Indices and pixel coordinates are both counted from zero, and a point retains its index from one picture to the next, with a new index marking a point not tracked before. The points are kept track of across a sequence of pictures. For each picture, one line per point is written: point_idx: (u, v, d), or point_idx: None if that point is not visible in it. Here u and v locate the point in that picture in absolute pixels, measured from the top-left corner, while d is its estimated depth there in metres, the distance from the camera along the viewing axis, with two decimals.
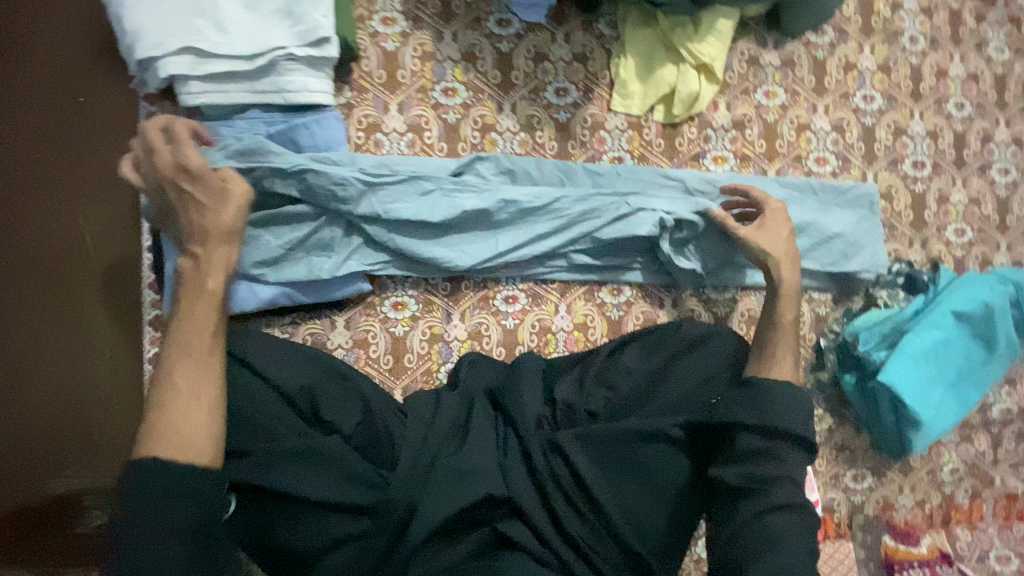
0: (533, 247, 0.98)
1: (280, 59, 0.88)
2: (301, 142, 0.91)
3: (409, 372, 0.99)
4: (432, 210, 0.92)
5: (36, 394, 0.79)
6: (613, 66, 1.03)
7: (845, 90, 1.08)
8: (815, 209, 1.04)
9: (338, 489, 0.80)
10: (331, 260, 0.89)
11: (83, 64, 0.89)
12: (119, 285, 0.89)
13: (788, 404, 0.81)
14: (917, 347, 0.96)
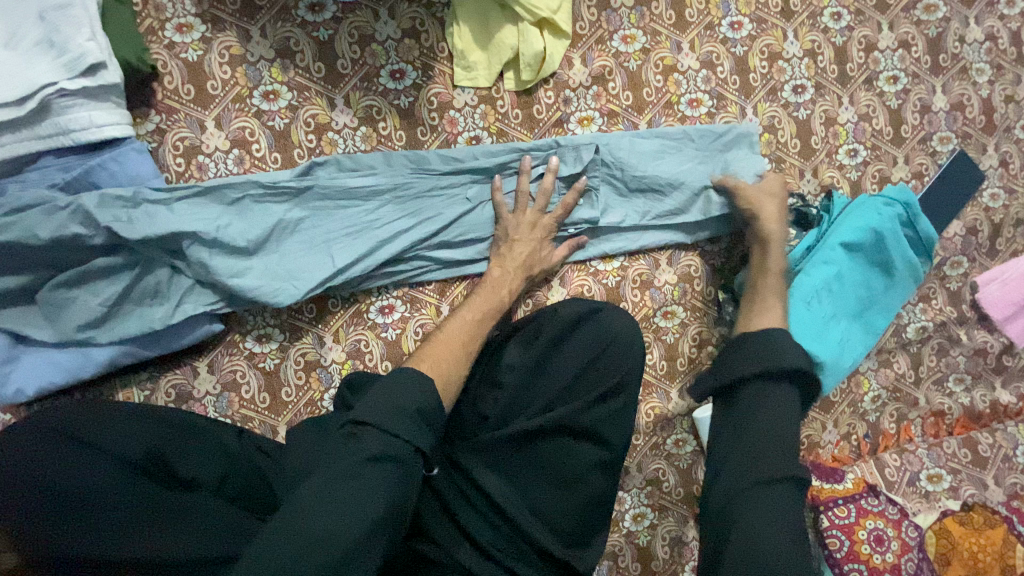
0: (382, 250, 0.90)
1: (52, 97, 0.78)
2: (105, 184, 0.81)
3: (290, 406, 0.93)
4: (260, 228, 0.85)
5: None
6: (449, 37, 0.93)
7: (709, 20, 0.99)
8: (691, 159, 0.97)
9: (200, 544, 0.70)
10: (163, 308, 0.82)
11: None
12: None
13: (779, 345, 0.78)
14: (808, 287, 0.92)
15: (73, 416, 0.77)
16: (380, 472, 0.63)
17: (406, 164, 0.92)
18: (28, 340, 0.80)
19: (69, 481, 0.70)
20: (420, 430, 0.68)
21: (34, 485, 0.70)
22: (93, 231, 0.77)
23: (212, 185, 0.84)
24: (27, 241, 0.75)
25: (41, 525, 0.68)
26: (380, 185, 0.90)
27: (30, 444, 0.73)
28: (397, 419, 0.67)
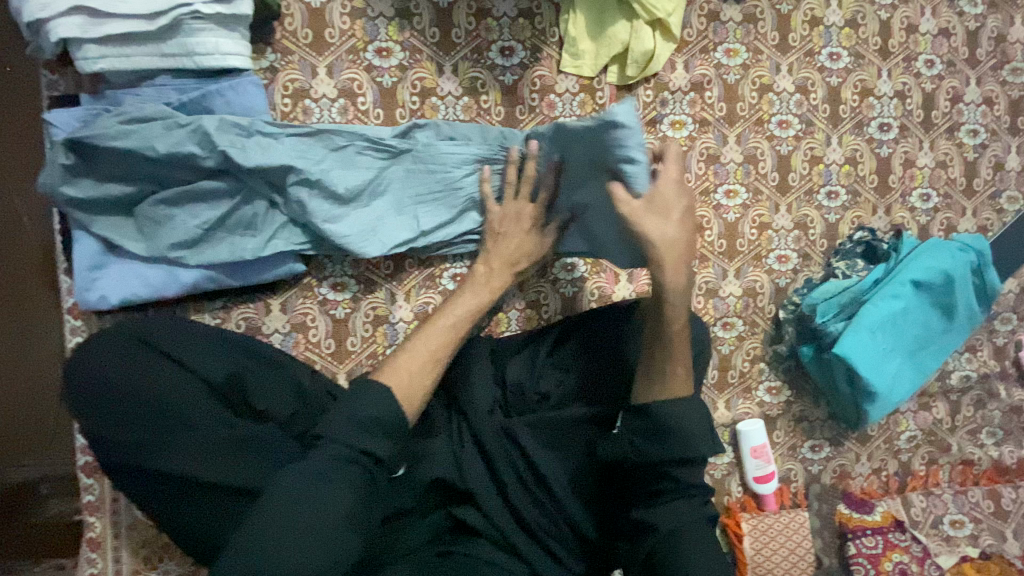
0: (465, 222, 0.92)
1: (184, 18, 0.79)
2: (220, 112, 0.83)
3: (353, 356, 0.95)
4: (356, 179, 0.86)
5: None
6: (562, 22, 0.95)
7: (810, 47, 1.02)
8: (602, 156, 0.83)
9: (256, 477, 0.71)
10: (255, 240, 0.83)
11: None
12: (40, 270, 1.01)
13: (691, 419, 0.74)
14: (875, 318, 0.94)
15: (159, 326, 0.77)
16: (347, 476, 0.59)
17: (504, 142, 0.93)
18: (119, 252, 0.81)
19: (154, 389, 0.72)
20: (379, 439, 0.63)
21: (122, 388, 0.72)
22: (206, 152, 0.78)
23: (321, 129, 0.85)
24: (144, 152, 0.76)
25: (115, 426, 0.71)
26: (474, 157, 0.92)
27: (117, 345, 0.74)
28: (340, 433, 0.61)
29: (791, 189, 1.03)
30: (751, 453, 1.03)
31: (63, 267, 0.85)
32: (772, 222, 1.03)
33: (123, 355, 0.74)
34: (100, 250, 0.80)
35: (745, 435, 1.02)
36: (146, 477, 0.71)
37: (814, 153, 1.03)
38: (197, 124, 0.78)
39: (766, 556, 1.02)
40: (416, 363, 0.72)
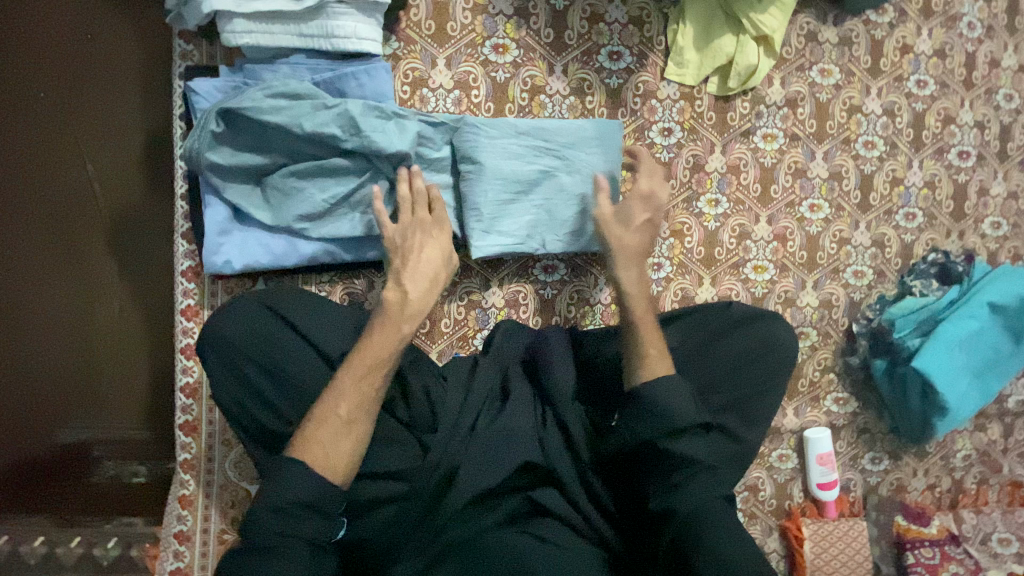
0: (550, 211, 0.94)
1: (329, 2, 0.83)
2: (352, 94, 0.87)
3: (445, 336, 1.01)
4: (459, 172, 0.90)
5: (64, 349, 1.07)
6: (670, 32, 0.99)
7: (899, 73, 1.06)
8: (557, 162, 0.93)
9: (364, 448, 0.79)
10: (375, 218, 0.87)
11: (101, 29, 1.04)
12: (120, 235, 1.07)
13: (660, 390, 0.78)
14: (953, 335, 0.98)
15: (284, 295, 0.80)
16: (292, 556, 0.61)
17: (590, 142, 0.94)
18: (245, 220, 0.85)
19: (282, 359, 0.76)
20: (312, 518, 0.63)
21: (251, 353, 0.76)
22: (345, 136, 0.82)
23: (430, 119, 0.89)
24: (290, 126, 0.80)
25: (239, 389, 0.76)
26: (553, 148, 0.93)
27: (249, 311, 0.77)
28: (262, 525, 0.62)
29: (872, 208, 1.07)
30: (817, 460, 1.06)
31: (184, 230, 0.89)
32: (851, 238, 1.07)
33: (254, 320, 0.77)
34: (228, 216, 0.84)
35: (812, 443, 1.05)
36: (263, 441, 0.77)
37: (895, 174, 1.07)
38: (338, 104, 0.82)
39: (824, 561, 1.05)
40: (330, 420, 0.67)
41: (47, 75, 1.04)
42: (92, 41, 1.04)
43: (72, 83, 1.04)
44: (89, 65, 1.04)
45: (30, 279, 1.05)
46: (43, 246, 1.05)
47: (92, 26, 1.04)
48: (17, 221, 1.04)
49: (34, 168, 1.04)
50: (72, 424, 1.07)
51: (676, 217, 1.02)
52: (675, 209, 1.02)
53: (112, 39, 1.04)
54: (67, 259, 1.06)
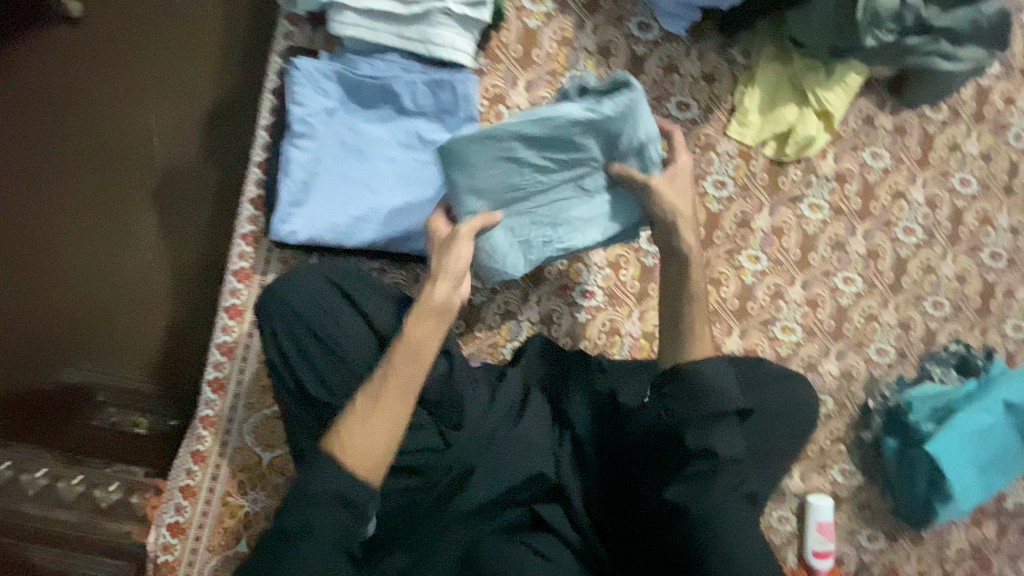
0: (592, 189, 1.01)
1: (435, 12, 0.88)
2: (443, 98, 0.92)
3: (477, 340, 1.03)
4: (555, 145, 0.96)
5: (90, 292, 1.23)
6: (738, 93, 1.04)
7: (945, 169, 1.12)
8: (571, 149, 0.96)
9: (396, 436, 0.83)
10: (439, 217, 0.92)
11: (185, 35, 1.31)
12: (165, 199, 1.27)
13: (715, 385, 0.78)
14: (966, 426, 1.01)
15: (345, 273, 0.84)
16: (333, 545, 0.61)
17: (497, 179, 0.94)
18: (314, 194, 0.88)
19: (331, 331, 0.80)
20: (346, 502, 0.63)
21: (303, 317, 0.80)
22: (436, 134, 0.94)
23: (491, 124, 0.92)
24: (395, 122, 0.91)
25: (293, 354, 0.80)
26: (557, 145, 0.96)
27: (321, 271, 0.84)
28: (311, 504, 0.62)
29: (902, 290, 1.11)
30: (816, 528, 1.06)
31: (253, 196, 0.93)
32: (879, 315, 1.10)
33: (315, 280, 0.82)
34: (303, 188, 0.88)
35: (814, 509, 1.05)
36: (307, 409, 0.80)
37: (929, 263, 1.11)
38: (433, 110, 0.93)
39: None
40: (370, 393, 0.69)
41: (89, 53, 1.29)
42: (186, 42, 1.32)
43: (156, 73, 1.31)
44: (165, 58, 1.29)
45: (76, 231, 1.24)
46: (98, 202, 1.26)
47: (184, 34, 1.32)
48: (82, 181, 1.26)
49: (120, 135, 1.29)
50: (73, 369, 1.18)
51: (716, 266, 1.05)
52: (716, 258, 1.05)
53: (203, 44, 1.31)
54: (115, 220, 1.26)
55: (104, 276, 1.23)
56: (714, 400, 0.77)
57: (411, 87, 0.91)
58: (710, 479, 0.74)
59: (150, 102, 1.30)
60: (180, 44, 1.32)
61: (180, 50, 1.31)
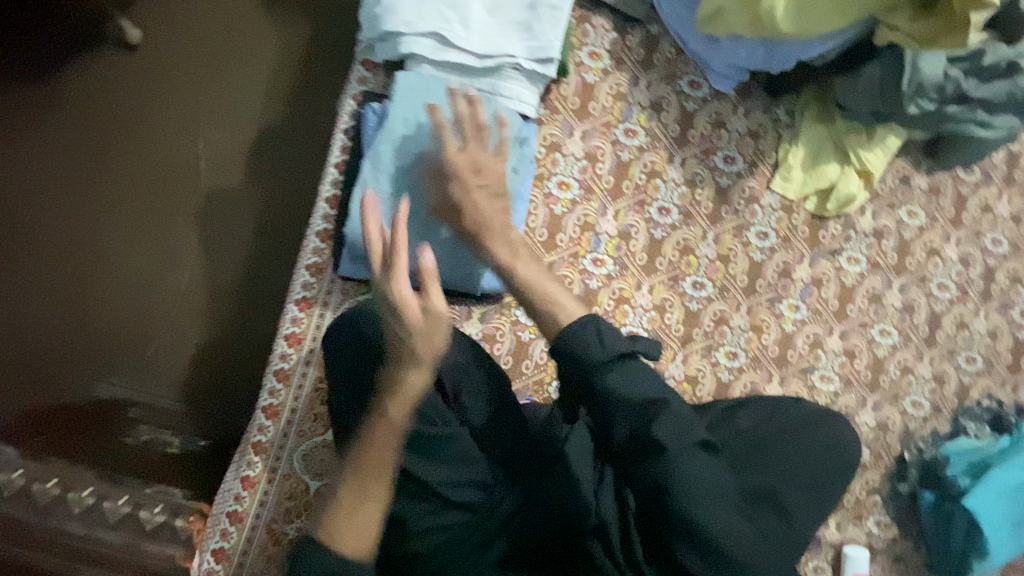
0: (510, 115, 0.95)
1: (505, 67, 0.93)
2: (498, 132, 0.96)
3: (523, 377, 1.04)
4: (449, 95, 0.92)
5: (135, 310, 1.41)
6: (781, 150, 1.09)
7: (978, 229, 1.16)
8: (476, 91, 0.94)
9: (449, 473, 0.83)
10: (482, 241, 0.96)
11: (249, 89, 1.50)
12: (211, 234, 1.45)
13: (642, 379, 0.75)
14: (1003, 482, 1.02)
15: None
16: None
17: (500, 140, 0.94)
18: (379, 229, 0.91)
19: None
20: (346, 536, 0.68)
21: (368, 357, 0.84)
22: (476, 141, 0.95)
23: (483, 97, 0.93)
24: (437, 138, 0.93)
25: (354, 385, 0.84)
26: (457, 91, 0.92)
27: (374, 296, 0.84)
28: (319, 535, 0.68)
29: (936, 344, 1.14)
30: None
31: (320, 229, 0.97)
32: (914, 368, 1.13)
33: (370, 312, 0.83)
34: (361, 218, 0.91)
35: (851, 560, 1.06)
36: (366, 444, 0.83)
37: (962, 319, 1.15)
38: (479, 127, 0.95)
39: None
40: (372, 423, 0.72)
41: (151, 90, 1.48)
42: (246, 95, 1.49)
43: (214, 118, 1.48)
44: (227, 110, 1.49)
45: (127, 250, 1.43)
46: (151, 231, 1.44)
47: (246, 89, 1.50)
48: (134, 207, 1.44)
49: (176, 172, 1.46)
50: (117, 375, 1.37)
51: (758, 313, 1.09)
52: (757, 306, 1.09)
53: (268, 98, 1.50)
54: (164, 248, 1.43)
55: (148, 296, 1.41)
56: (648, 396, 0.74)
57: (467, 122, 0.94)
58: (692, 478, 0.72)
59: (204, 145, 1.47)
60: (239, 96, 1.49)
61: (240, 102, 1.49)
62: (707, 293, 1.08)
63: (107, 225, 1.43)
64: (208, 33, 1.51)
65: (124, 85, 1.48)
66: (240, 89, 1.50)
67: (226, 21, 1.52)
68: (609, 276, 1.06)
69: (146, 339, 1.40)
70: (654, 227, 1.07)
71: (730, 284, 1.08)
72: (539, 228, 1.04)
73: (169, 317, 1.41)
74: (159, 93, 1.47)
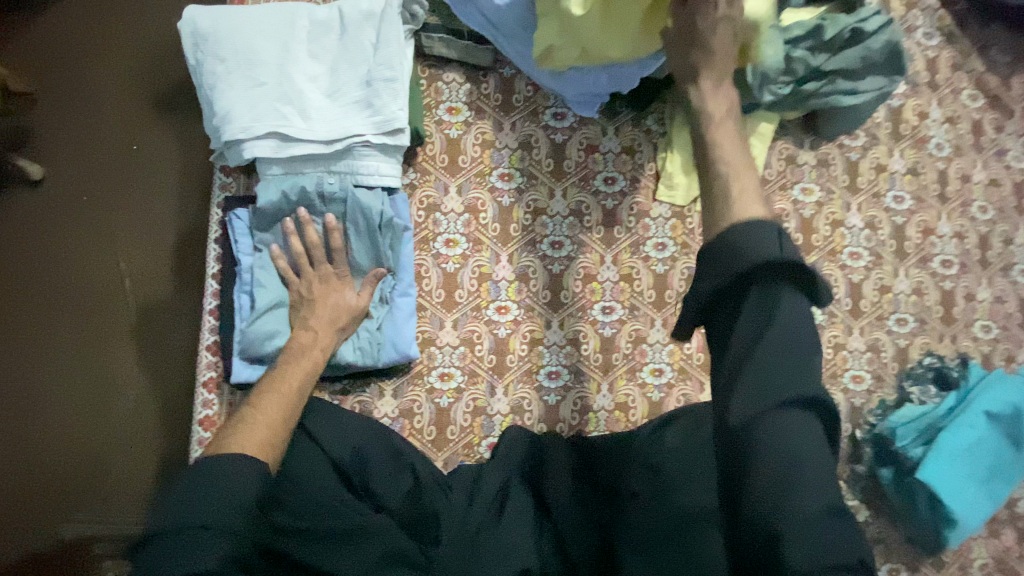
0: (371, 196, 0.94)
1: (356, 145, 0.93)
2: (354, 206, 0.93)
3: (451, 444, 1.01)
4: (311, 189, 0.92)
5: (81, 449, 1.38)
6: (660, 160, 1.09)
7: (876, 190, 1.14)
8: (336, 179, 0.94)
9: (375, 566, 0.81)
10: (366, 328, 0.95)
11: (155, 201, 1.50)
12: (146, 354, 1.43)
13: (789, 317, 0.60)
14: (953, 446, 0.99)
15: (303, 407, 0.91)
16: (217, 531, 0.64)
17: (363, 223, 0.94)
18: (263, 330, 0.91)
19: (293, 465, 0.86)
20: (239, 494, 0.67)
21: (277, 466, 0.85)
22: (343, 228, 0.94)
23: (344, 182, 0.94)
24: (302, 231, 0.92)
25: None
26: (317, 183, 0.93)
27: (295, 371, 0.85)
28: (203, 491, 0.66)
29: (862, 314, 1.11)
30: None
31: (209, 342, 0.96)
32: (846, 342, 1.10)
33: (281, 398, 0.81)
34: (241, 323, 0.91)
35: None
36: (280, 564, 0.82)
37: (883, 283, 1.13)
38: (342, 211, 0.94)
39: None
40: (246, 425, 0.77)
41: (64, 222, 1.48)
42: (154, 210, 1.49)
43: (126, 239, 1.48)
44: (137, 227, 1.48)
45: (65, 389, 1.41)
46: (83, 367, 1.42)
47: (152, 202, 1.49)
48: (67, 342, 1.43)
49: (98, 301, 1.45)
50: (80, 514, 1.35)
51: (673, 325, 1.07)
52: (672, 318, 1.07)
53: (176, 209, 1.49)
54: (100, 380, 1.41)
55: (92, 432, 1.39)
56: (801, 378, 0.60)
57: (328, 206, 0.93)
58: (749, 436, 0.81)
59: (121, 268, 1.47)
60: (147, 211, 1.49)
61: (150, 217, 1.49)
62: (618, 316, 1.06)
63: (42, 365, 1.42)
64: (108, 156, 1.51)
65: (36, 225, 1.48)
66: (149, 205, 1.50)
67: (121, 139, 1.52)
68: (517, 321, 1.04)
69: (100, 476, 1.38)
70: (550, 262, 1.06)
71: (640, 302, 1.07)
72: (435, 290, 1.02)
73: (120, 450, 1.39)
74: (68, 228, 1.48)
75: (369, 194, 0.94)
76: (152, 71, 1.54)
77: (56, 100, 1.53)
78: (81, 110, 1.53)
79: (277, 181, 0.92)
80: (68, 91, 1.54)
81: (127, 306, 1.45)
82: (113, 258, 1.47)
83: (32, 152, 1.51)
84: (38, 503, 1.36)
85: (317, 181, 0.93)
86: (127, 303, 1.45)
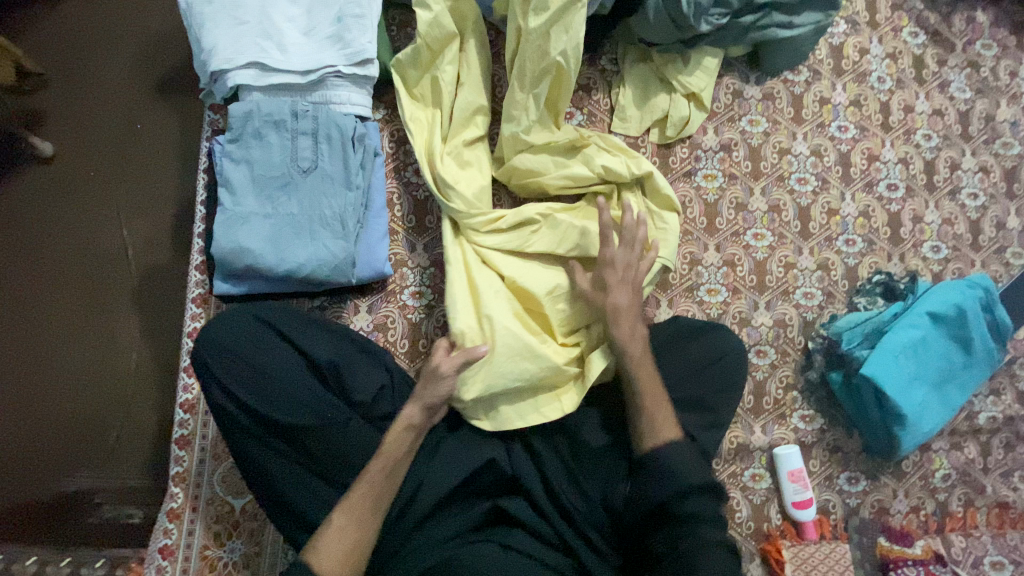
0: (344, 119, 1.03)
1: (329, 76, 1.03)
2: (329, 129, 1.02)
3: (423, 356, 1.07)
4: (289, 114, 1.01)
5: (84, 406, 1.41)
6: (614, 94, 1.17)
7: (821, 121, 1.22)
8: (311, 104, 1.03)
9: (348, 454, 0.90)
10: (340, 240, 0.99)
11: (151, 164, 1.53)
12: (146, 315, 1.46)
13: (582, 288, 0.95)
14: (896, 344, 1.06)
15: (277, 313, 0.94)
16: None
17: (337, 144, 1.02)
18: (242, 239, 0.97)
19: (268, 363, 0.91)
20: None
21: (255, 366, 0.90)
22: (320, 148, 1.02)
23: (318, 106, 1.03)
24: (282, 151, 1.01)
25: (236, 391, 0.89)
26: (295, 109, 1.02)
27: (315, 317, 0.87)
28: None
29: (812, 235, 1.18)
30: (789, 477, 1.06)
31: (199, 262, 1.04)
32: (797, 262, 1.16)
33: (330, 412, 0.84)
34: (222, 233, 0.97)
35: (780, 459, 1.06)
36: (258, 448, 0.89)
37: (831, 206, 1.19)
38: (318, 132, 1.02)
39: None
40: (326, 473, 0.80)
41: (64, 186, 1.52)
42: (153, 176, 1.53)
43: (125, 200, 1.51)
44: (133, 189, 1.52)
45: (65, 347, 1.44)
46: (85, 326, 1.45)
47: (150, 165, 1.53)
48: (68, 303, 1.46)
49: (98, 261, 1.48)
50: (78, 470, 1.37)
51: None
52: None
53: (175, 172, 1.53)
54: (104, 340, 1.44)
55: (93, 390, 1.41)
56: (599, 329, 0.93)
57: (305, 128, 1.02)
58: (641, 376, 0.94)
59: (120, 230, 1.50)
60: (145, 174, 1.53)
61: (147, 181, 1.52)
62: None
63: (44, 325, 1.45)
64: (104, 120, 1.55)
65: (38, 189, 1.52)
66: (146, 170, 1.53)
67: (117, 104, 1.56)
68: None
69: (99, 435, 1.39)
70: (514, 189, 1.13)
71: None
72: (406, 215, 1.10)
73: (121, 407, 1.41)
74: (67, 191, 1.51)
75: (343, 117, 1.03)
76: (147, 40, 1.59)
77: (56, 70, 1.58)
78: (79, 78, 1.57)
79: (257, 106, 1.01)
80: (67, 60, 1.58)
81: (129, 269, 1.48)
82: (112, 220, 1.50)
83: (31, 118, 1.55)
84: (40, 457, 1.38)
85: (295, 106, 1.02)
86: (130, 267, 1.48)
